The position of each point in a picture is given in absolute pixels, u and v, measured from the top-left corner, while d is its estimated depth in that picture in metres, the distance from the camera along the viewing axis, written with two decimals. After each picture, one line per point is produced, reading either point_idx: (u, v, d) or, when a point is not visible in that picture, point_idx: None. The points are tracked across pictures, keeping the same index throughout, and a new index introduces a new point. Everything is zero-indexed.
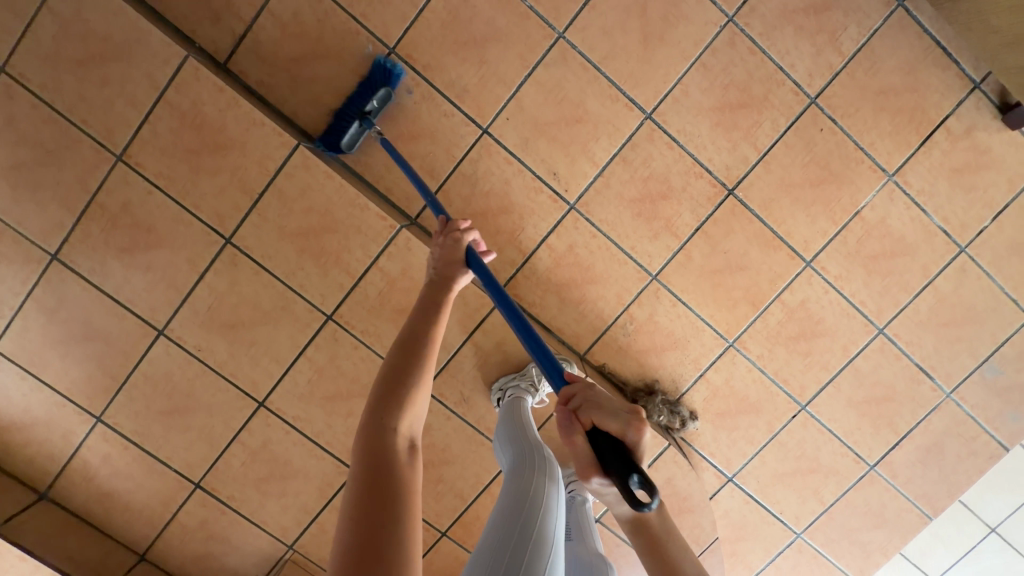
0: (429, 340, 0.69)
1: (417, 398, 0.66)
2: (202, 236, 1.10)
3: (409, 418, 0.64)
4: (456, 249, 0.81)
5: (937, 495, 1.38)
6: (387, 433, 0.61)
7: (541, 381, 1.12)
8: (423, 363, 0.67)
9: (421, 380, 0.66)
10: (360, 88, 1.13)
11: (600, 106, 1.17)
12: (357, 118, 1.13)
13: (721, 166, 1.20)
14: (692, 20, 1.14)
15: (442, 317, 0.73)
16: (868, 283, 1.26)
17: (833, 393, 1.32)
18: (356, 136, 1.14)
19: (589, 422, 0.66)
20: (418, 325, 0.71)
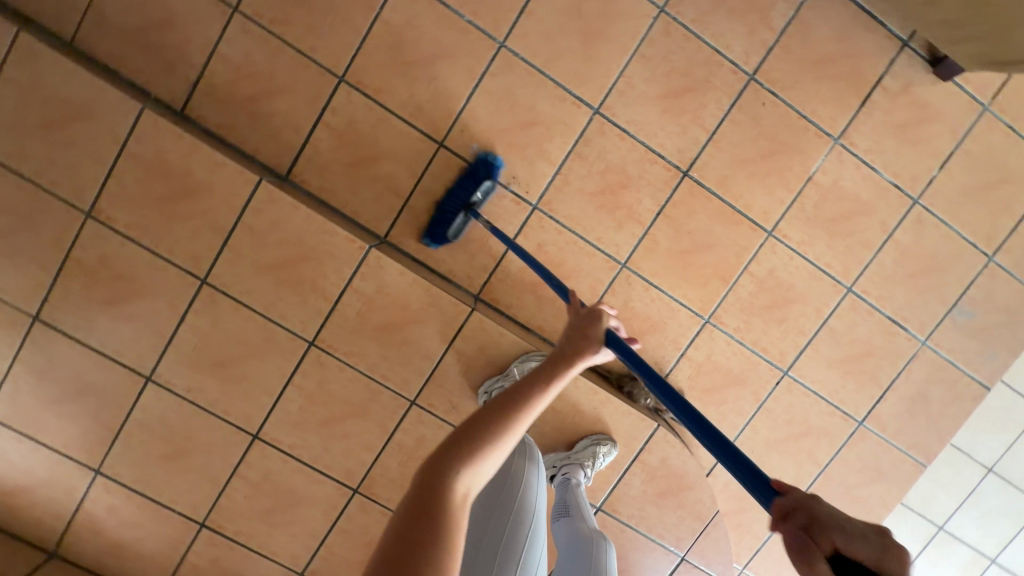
0: (527, 406, 0.65)
1: (489, 454, 0.61)
2: (179, 280, 1.12)
3: (475, 469, 0.60)
4: (597, 327, 0.78)
5: (928, 443, 1.41)
6: (453, 468, 0.58)
7: (524, 378, 1.15)
8: (510, 424, 0.63)
9: (501, 437, 0.62)
10: (464, 181, 1.20)
11: (549, 108, 1.21)
12: (463, 210, 1.20)
13: (674, 150, 1.24)
14: (626, 15, 1.18)
15: (549, 387, 0.68)
16: (831, 245, 1.30)
17: (812, 356, 1.35)
18: (461, 225, 1.21)
19: (831, 546, 0.40)
20: (525, 386, 0.67)
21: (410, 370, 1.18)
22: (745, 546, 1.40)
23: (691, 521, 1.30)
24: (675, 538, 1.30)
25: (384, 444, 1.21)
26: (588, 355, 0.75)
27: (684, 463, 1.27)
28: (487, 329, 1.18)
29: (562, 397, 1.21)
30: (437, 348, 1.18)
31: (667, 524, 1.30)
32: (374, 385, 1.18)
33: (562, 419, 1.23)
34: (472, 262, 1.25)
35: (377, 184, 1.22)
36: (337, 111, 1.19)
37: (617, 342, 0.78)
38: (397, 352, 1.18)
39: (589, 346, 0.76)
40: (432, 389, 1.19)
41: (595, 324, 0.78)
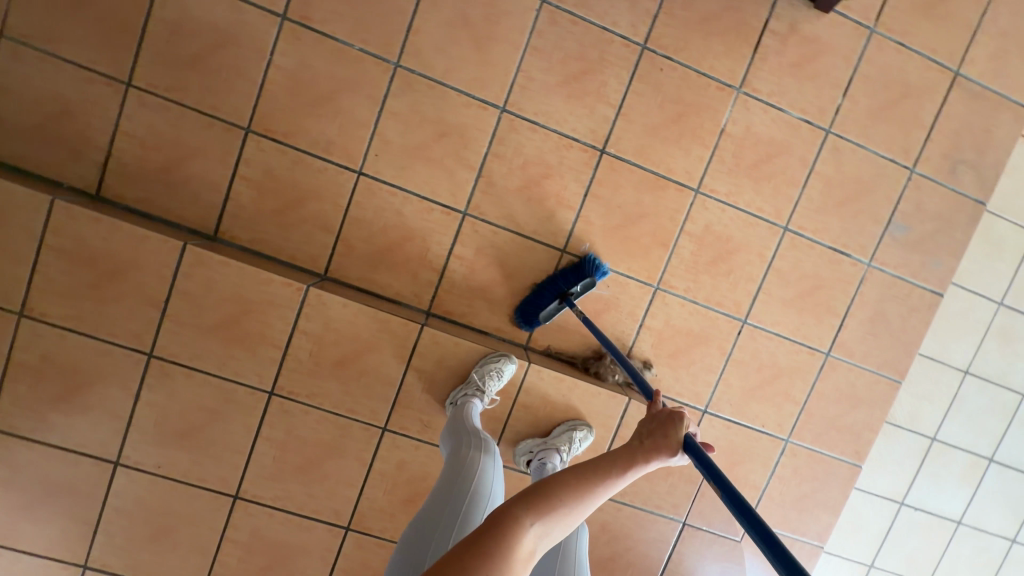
0: (604, 481, 0.62)
1: (557, 518, 0.58)
2: (126, 359, 1.12)
3: (542, 529, 0.56)
4: (679, 427, 0.69)
5: (897, 359, 1.44)
6: (521, 519, 0.55)
7: (487, 381, 1.16)
8: (585, 495, 0.60)
9: (571, 505, 0.59)
10: (570, 273, 1.25)
11: (457, 116, 1.23)
12: (558, 297, 1.25)
13: (587, 132, 1.26)
14: (510, 13, 1.21)
15: (622, 479, 0.63)
16: (758, 190, 1.33)
17: (766, 300, 1.38)
18: (552, 312, 1.26)
19: None
20: (602, 460, 0.64)
21: (375, 399, 1.19)
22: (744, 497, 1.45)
23: (682, 485, 1.32)
24: (672, 505, 1.32)
25: (366, 477, 1.21)
26: (664, 454, 0.67)
27: None
28: (441, 342, 1.19)
29: (530, 392, 1.23)
30: (397, 372, 1.19)
31: (660, 493, 1.31)
32: (343, 420, 1.19)
33: (534, 414, 1.24)
34: (417, 280, 1.27)
35: (306, 225, 1.23)
36: (250, 162, 1.20)
37: (694, 446, 0.69)
38: (358, 383, 1.18)
39: (669, 446, 0.67)
40: (401, 412, 1.20)
41: (675, 424, 0.69)
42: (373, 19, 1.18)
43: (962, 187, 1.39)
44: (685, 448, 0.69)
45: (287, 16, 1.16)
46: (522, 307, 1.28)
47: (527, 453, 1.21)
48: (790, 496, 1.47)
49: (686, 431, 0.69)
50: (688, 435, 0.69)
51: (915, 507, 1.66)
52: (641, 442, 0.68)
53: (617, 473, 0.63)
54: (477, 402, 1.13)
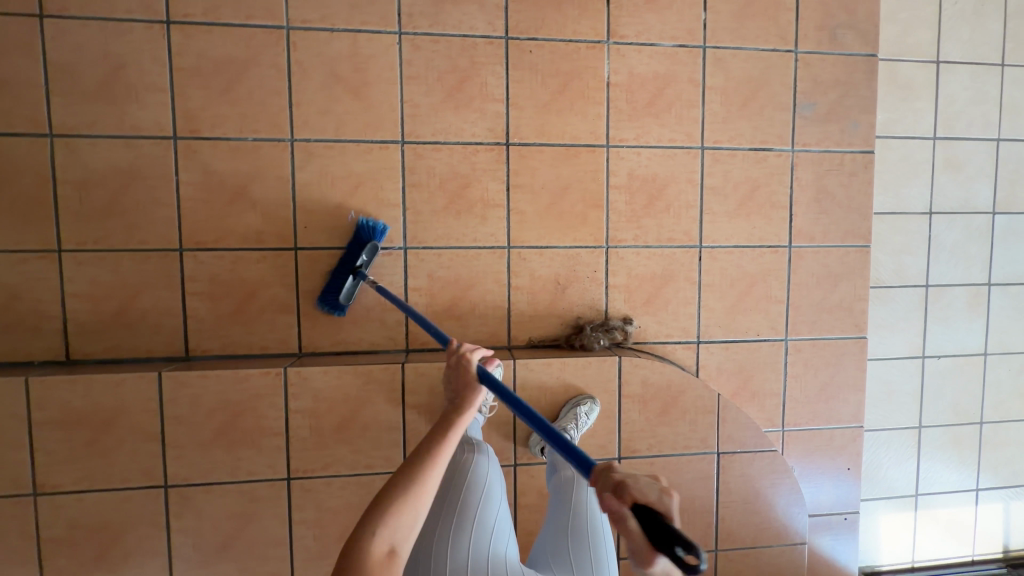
0: (430, 455, 0.73)
1: (402, 514, 0.68)
2: (146, 498, 1.16)
3: (392, 530, 0.67)
4: (468, 368, 0.86)
5: (856, 225, 1.47)
6: (365, 537, 0.65)
7: None
8: (418, 477, 0.71)
9: (409, 495, 0.69)
10: (353, 246, 1.25)
11: (364, 163, 1.29)
12: (350, 274, 1.24)
13: (486, 132, 1.32)
14: (376, 56, 1.27)
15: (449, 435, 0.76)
16: (663, 124, 1.37)
17: (713, 219, 1.41)
18: (351, 290, 1.25)
19: (630, 498, 0.51)
20: (423, 444, 0.75)
21: (385, 447, 1.22)
22: (768, 406, 1.47)
23: (702, 418, 1.32)
24: (701, 441, 1.33)
25: None
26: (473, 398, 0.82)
27: (662, 372, 1.30)
28: (425, 371, 1.22)
29: (525, 385, 1.26)
30: (396, 414, 1.22)
31: (686, 434, 1.32)
32: (365, 478, 1.22)
33: (537, 404, 1.27)
34: (386, 325, 1.31)
35: (266, 313, 1.28)
36: (194, 276, 1.25)
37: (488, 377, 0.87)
38: (364, 439, 1.21)
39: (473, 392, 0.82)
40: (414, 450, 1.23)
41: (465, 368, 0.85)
42: (256, 108, 1.25)
43: (848, 48, 1.43)
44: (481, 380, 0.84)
45: (179, 135, 1.23)
46: (323, 295, 1.26)
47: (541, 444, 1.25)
48: (812, 390, 1.49)
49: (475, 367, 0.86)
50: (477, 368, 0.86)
51: (937, 356, 1.69)
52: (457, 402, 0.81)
53: (439, 443, 0.75)
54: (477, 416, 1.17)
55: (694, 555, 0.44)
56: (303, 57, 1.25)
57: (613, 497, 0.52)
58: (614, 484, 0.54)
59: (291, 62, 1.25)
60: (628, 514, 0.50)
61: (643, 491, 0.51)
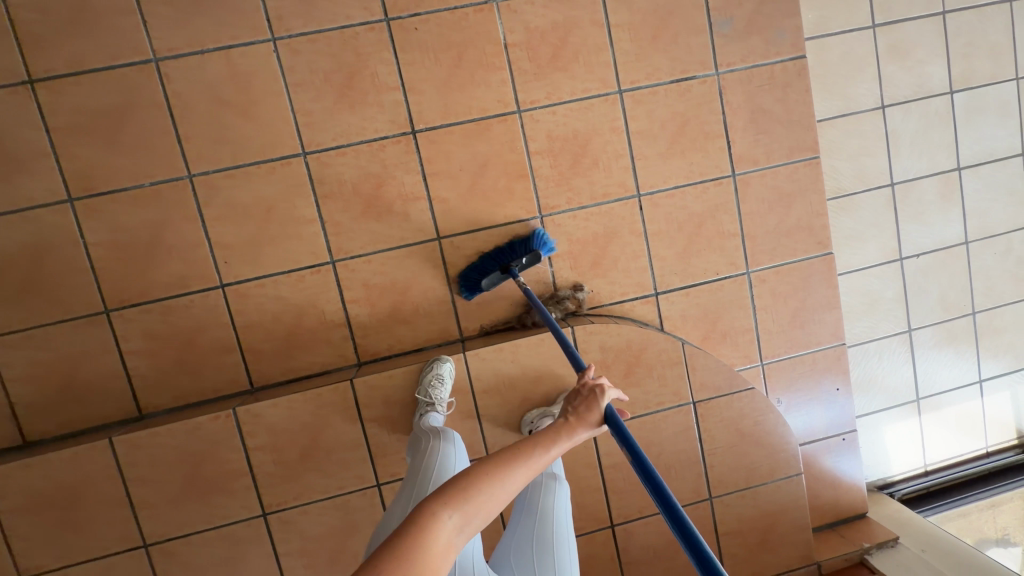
0: (524, 463, 0.63)
1: (479, 506, 0.60)
2: (129, 562, 1.16)
3: (459, 522, 0.59)
4: (598, 399, 0.70)
5: (801, 138, 1.38)
6: (433, 516, 0.58)
7: (433, 393, 1.16)
8: (505, 479, 0.62)
9: (488, 491, 0.61)
10: (518, 246, 1.26)
11: (270, 185, 1.23)
12: (502, 268, 1.24)
13: (389, 125, 1.25)
14: (255, 70, 1.20)
15: (550, 449, 0.65)
16: (573, 76, 1.29)
17: (646, 165, 1.34)
18: (495, 282, 1.25)
19: None
20: (520, 443, 0.65)
21: (354, 465, 1.20)
22: (742, 343, 1.42)
23: (670, 371, 1.28)
24: (674, 394, 1.29)
25: None
26: (589, 424, 0.68)
27: (619, 333, 1.26)
28: (377, 383, 1.19)
29: (481, 376, 1.23)
30: (358, 431, 1.19)
31: (656, 391, 1.28)
32: (340, 499, 1.20)
33: (498, 392, 1.24)
34: (332, 343, 1.28)
35: (208, 357, 1.25)
36: (127, 336, 1.22)
37: (614, 417, 0.69)
38: (331, 461, 1.19)
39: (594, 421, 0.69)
40: (383, 462, 1.21)
41: (596, 398, 0.70)
42: (145, 151, 1.19)
43: None
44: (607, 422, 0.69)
45: (74, 197, 1.19)
46: (467, 275, 1.27)
47: (531, 425, 1.22)
48: (784, 318, 1.43)
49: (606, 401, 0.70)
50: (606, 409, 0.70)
51: (916, 255, 1.61)
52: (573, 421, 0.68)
53: (539, 451, 0.64)
54: (435, 413, 1.13)
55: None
56: (179, 87, 1.19)
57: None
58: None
59: (168, 96, 1.19)
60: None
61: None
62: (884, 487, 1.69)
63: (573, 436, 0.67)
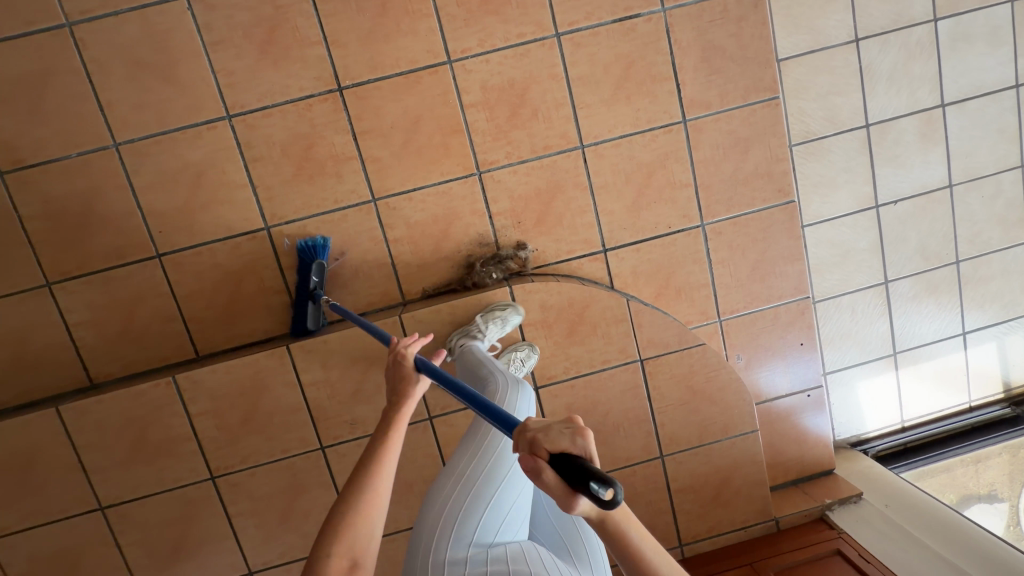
0: (377, 465, 0.70)
1: (358, 524, 0.65)
2: (87, 523, 1.21)
3: (350, 546, 0.64)
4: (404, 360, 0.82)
5: (758, 76, 1.28)
6: (324, 548, 0.63)
7: (486, 325, 1.17)
8: (371, 485, 0.68)
9: (361, 509, 0.66)
10: (301, 273, 1.22)
11: (197, 150, 1.21)
12: (308, 299, 1.20)
13: (315, 82, 1.20)
14: (171, 30, 1.17)
15: (391, 436, 0.74)
16: (506, 20, 1.21)
17: (589, 113, 1.26)
18: (314, 313, 1.21)
19: (544, 451, 0.51)
20: (366, 451, 0.72)
21: (296, 428, 1.21)
22: (699, 300, 1.36)
23: (615, 328, 1.25)
24: (619, 352, 1.26)
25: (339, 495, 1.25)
26: (410, 387, 0.80)
27: (561, 291, 1.23)
28: (314, 348, 1.19)
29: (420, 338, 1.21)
30: (297, 395, 1.20)
31: (601, 349, 1.25)
32: (285, 462, 1.22)
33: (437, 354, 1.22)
34: (273, 310, 1.28)
35: (151, 326, 1.26)
36: (70, 307, 1.24)
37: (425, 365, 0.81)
38: (274, 425, 1.21)
39: (415, 381, 0.81)
40: (326, 425, 1.22)
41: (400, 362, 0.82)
42: (69, 120, 1.18)
43: None
44: (420, 372, 0.81)
45: (4, 170, 1.19)
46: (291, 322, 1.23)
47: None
48: (743, 272, 1.37)
49: (412, 360, 0.82)
50: (415, 360, 0.82)
51: (892, 201, 1.52)
52: (401, 399, 0.79)
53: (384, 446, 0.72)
54: (477, 344, 1.14)
55: (608, 490, 0.46)
56: (97, 53, 1.16)
57: (530, 453, 0.52)
58: (527, 442, 0.53)
59: (87, 62, 1.17)
60: (545, 466, 0.51)
61: (558, 442, 0.51)
62: (858, 444, 1.65)
63: (406, 407, 0.77)
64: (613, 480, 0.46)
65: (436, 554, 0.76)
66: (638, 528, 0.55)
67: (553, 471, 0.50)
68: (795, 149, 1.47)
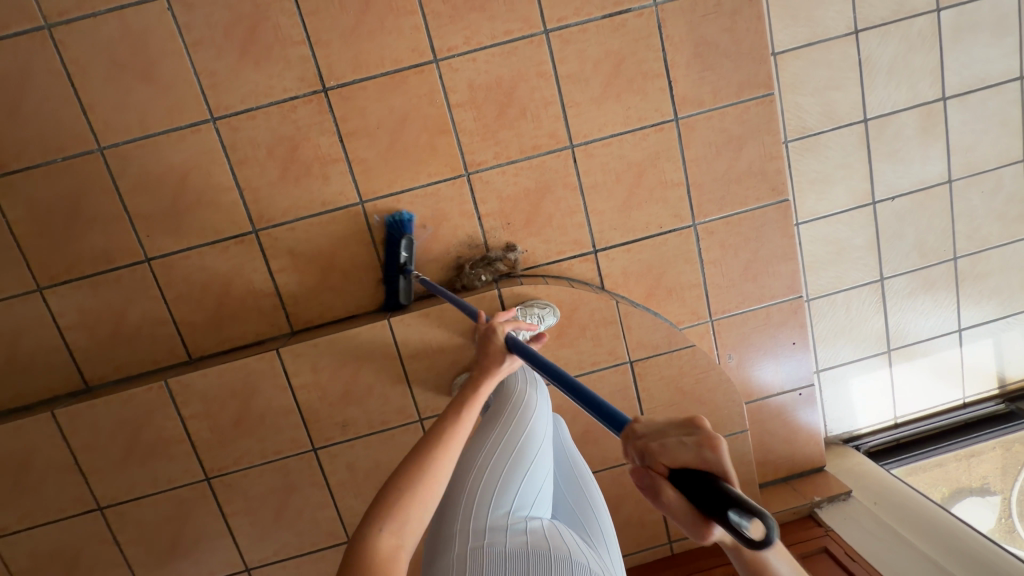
0: (442, 444, 0.73)
1: (413, 504, 0.66)
2: (86, 522, 1.24)
3: (402, 524, 0.64)
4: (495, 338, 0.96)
5: (752, 72, 1.25)
6: (375, 522, 0.63)
7: (522, 318, 1.16)
8: (430, 462, 0.70)
9: (418, 487, 0.67)
10: (390, 247, 1.24)
11: (182, 153, 1.20)
12: (400, 274, 1.23)
13: (298, 83, 1.18)
14: (152, 30, 1.15)
15: (463, 416, 0.78)
16: (492, 16, 1.19)
17: (579, 112, 1.24)
18: (406, 288, 1.23)
19: (662, 467, 0.49)
20: (436, 427, 0.76)
21: (288, 430, 1.23)
22: (691, 300, 1.36)
23: (603, 330, 1.25)
24: (609, 354, 1.26)
25: (332, 494, 1.27)
26: (497, 363, 0.92)
27: (550, 293, 1.22)
28: (303, 351, 1.19)
29: (408, 342, 1.21)
30: (288, 398, 1.21)
31: (590, 351, 1.26)
32: (278, 463, 1.24)
33: (426, 358, 1.21)
34: (263, 312, 1.28)
35: (142, 329, 1.27)
36: (61, 311, 1.25)
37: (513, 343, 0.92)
38: (265, 428, 1.22)
39: (503, 359, 0.93)
40: (317, 427, 1.23)
41: (491, 338, 0.97)
42: (52, 124, 1.17)
43: None
44: (509, 352, 0.93)
45: None
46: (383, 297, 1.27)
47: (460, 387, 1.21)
48: (735, 271, 1.35)
49: (501, 339, 0.95)
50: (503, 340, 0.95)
51: (890, 197, 1.49)
52: (487, 373, 0.90)
53: (450, 427, 0.75)
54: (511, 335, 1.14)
55: (755, 522, 0.40)
56: (78, 54, 1.15)
57: (645, 467, 0.51)
58: (643, 453, 0.52)
59: (67, 63, 1.15)
60: (665, 485, 0.49)
61: (679, 456, 0.48)
62: (850, 440, 1.65)
63: (488, 385, 0.87)
64: (761, 513, 0.39)
65: (472, 523, 0.73)
66: (785, 558, 0.53)
67: (674, 490, 0.48)
68: (788, 146, 1.44)
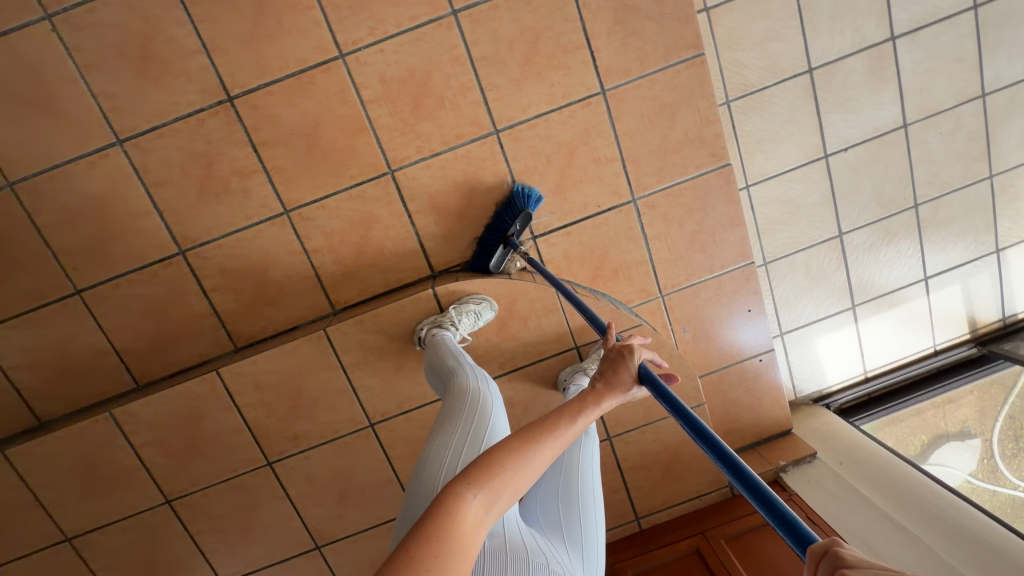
0: (553, 433, 0.58)
1: (508, 483, 0.54)
2: (58, 555, 1.26)
3: (489, 501, 0.53)
4: (630, 360, 0.66)
5: (678, 32, 1.18)
6: (460, 496, 0.52)
7: (460, 317, 1.14)
8: (533, 447, 0.57)
9: (513, 470, 0.55)
10: (504, 213, 1.21)
11: (94, 180, 1.16)
12: (501, 243, 1.20)
13: (201, 95, 1.13)
14: (42, 56, 1.10)
15: (579, 416, 0.61)
16: (395, 3, 1.12)
17: (500, 96, 1.19)
18: (500, 257, 1.21)
19: None
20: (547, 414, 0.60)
21: (241, 448, 1.23)
22: (640, 278, 1.32)
23: (547, 319, 1.22)
24: (555, 341, 1.24)
25: (294, 505, 1.28)
26: (619, 391, 0.64)
27: (489, 287, 1.20)
28: (244, 370, 1.18)
29: (348, 351, 1.19)
30: (235, 417, 1.21)
31: (537, 340, 1.24)
32: (236, 480, 1.25)
33: (369, 364, 1.20)
34: (204, 333, 1.27)
35: (85, 362, 1.26)
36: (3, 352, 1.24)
37: (650, 377, 0.64)
38: (219, 448, 1.22)
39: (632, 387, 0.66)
40: (269, 442, 1.23)
41: (626, 359, 0.66)
42: None
43: None
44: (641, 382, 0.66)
45: None
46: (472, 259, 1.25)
47: None
48: (682, 243, 1.31)
49: (637, 363, 0.66)
50: (640, 367, 0.66)
51: (844, 148, 1.43)
52: (613, 385, 0.65)
53: (566, 421, 0.60)
54: (448, 335, 1.12)
55: None
56: None
57: None
58: None
59: None
60: None
61: None
62: (821, 399, 1.64)
63: (612, 400, 0.64)
64: None
65: None
66: None
67: None
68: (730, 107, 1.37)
